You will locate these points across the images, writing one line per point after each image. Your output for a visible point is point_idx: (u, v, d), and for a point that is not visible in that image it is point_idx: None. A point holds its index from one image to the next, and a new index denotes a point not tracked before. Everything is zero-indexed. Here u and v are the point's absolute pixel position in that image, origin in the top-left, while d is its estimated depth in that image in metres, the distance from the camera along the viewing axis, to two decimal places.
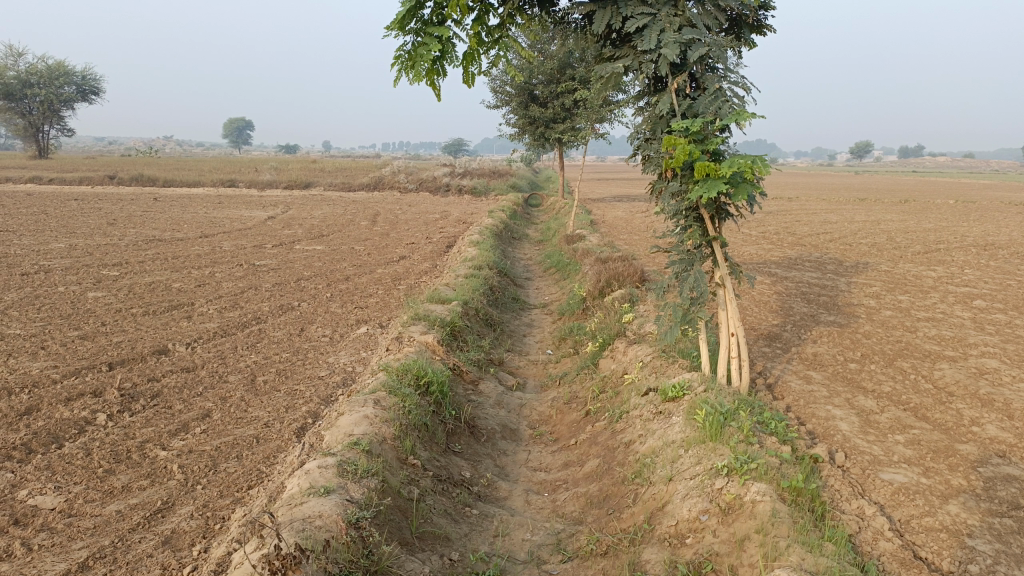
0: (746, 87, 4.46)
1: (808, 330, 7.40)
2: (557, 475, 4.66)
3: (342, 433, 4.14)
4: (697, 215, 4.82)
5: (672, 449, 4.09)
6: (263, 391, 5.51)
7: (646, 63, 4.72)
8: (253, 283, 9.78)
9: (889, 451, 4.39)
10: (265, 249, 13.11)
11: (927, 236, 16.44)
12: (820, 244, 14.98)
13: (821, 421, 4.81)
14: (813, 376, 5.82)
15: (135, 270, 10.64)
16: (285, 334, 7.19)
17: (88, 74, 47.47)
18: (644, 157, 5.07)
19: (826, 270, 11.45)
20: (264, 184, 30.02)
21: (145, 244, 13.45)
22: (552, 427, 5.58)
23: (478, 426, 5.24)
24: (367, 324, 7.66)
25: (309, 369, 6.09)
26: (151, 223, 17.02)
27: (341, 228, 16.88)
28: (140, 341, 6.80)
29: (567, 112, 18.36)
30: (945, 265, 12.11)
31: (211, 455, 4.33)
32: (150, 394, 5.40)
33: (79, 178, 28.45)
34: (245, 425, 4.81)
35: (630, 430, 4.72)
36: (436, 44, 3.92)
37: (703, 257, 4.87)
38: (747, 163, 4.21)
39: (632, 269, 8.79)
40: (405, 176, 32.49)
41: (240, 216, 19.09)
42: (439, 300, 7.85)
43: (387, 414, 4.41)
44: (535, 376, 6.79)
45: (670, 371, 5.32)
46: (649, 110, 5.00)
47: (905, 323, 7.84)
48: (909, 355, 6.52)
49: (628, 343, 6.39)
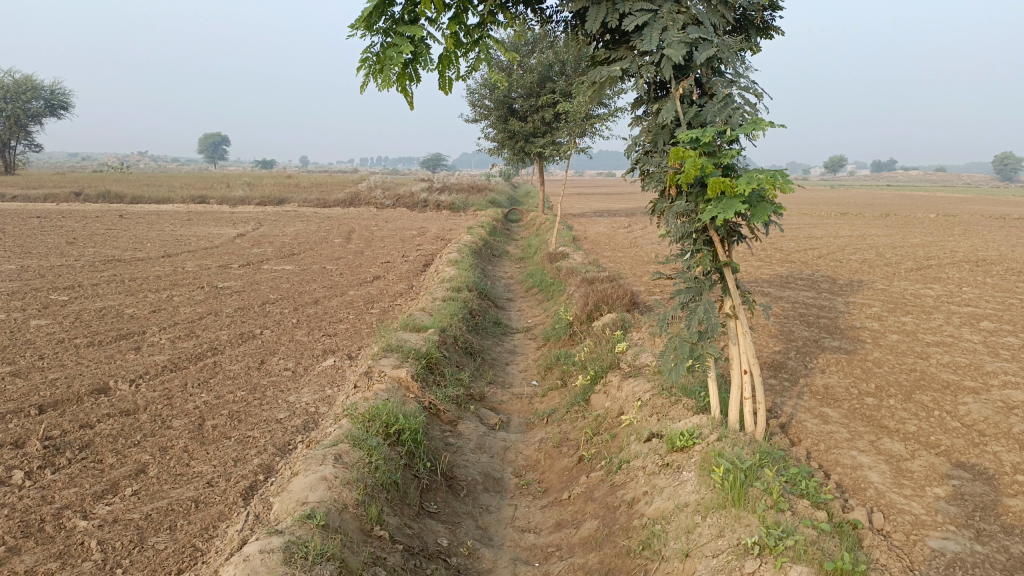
0: (760, 93, 3.89)
1: (814, 357, 6.84)
2: (548, 539, 4.02)
3: (295, 501, 3.47)
4: (706, 237, 4.21)
5: (686, 516, 3.49)
6: (210, 439, 4.83)
7: (646, 66, 4.11)
8: (213, 308, 9.07)
9: (932, 509, 3.79)
10: (230, 270, 12.39)
11: (916, 251, 16.01)
12: (810, 261, 14.48)
13: (847, 472, 4.22)
14: (829, 415, 5.22)
15: (88, 294, 9.90)
16: (243, 368, 6.52)
17: (57, 88, 46.54)
18: (643, 173, 4.47)
19: (821, 289, 10.94)
20: (236, 200, 29.24)
21: (104, 265, 12.69)
22: (541, 474, 4.96)
23: (457, 478, 4.60)
24: (334, 355, 6.98)
25: (266, 411, 5.40)
26: (112, 241, 16.22)
27: (313, 246, 16.20)
28: (77, 378, 6.08)
29: (547, 126, 17.83)
30: (941, 283, 11.65)
31: (139, 527, 3.64)
32: (79, 444, 4.70)
33: (44, 195, 27.42)
34: (184, 485, 4.13)
35: (633, 485, 4.11)
36: (408, 46, 3.23)
37: (713, 284, 4.25)
38: (767, 178, 3.60)
39: (622, 291, 8.21)
40: (383, 192, 31.80)
41: (208, 234, 18.32)
42: (414, 327, 7.19)
43: (350, 473, 3.74)
44: (520, 413, 6.15)
45: (674, 413, 4.70)
46: (648, 120, 4.41)
47: (915, 349, 7.29)
48: (928, 387, 5.96)
49: (623, 376, 5.77)
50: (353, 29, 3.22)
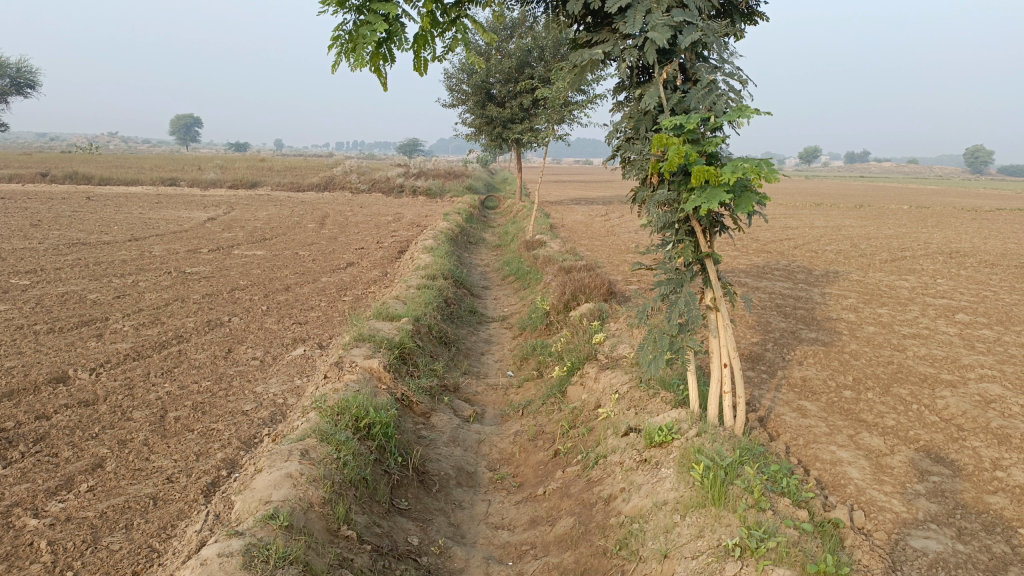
0: (745, 80, 3.76)
1: (792, 349, 6.78)
2: (522, 537, 3.90)
3: (257, 500, 3.32)
4: (689, 227, 4.09)
5: (665, 514, 3.38)
6: (172, 432, 4.65)
7: (629, 49, 3.97)
8: (180, 294, 8.83)
9: (913, 507, 3.73)
10: (200, 254, 12.12)
11: (891, 243, 16.10)
12: (787, 251, 14.49)
13: (827, 467, 4.15)
14: (808, 408, 5.15)
15: (50, 278, 9.60)
16: (209, 357, 6.32)
17: (23, 66, 45.34)
18: (624, 161, 4.34)
19: (798, 280, 10.91)
20: (208, 183, 28.75)
21: (67, 248, 12.33)
22: (515, 468, 4.84)
23: (429, 473, 4.47)
24: (305, 344, 6.80)
25: (232, 402, 5.23)
26: (78, 224, 15.84)
27: (286, 231, 15.94)
28: (34, 366, 5.84)
29: (525, 112, 17.64)
30: (916, 275, 11.69)
31: (94, 525, 3.47)
32: (33, 437, 4.49)
33: (9, 175, 26.72)
34: (143, 481, 3.95)
35: (610, 481, 4.01)
36: (382, 24, 3.02)
37: (694, 276, 4.14)
38: (752, 168, 3.47)
39: (600, 280, 8.09)
40: (358, 177, 31.46)
41: (178, 217, 17.95)
42: (387, 316, 7.03)
43: (316, 470, 3.59)
44: (495, 404, 6.03)
45: (652, 407, 4.60)
46: (630, 106, 4.27)
47: (892, 341, 7.26)
48: (906, 380, 5.92)
49: (600, 368, 5.66)
50: (325, 5, 3.01)
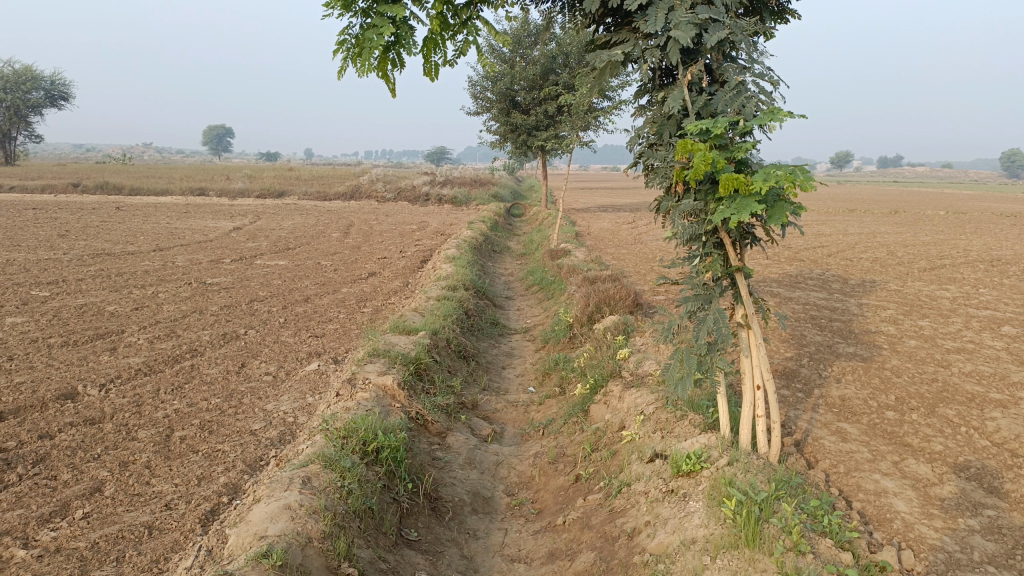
0: (777, 81, 3.48)
1: (829, 365, 6.43)
2: (538, 572, 3.63)
3: (252, 535, 3.11)
4: (717, 239, 3.81)
5: (693, 555, 3.10)
6: (176, 453, 4.46)
7: (651, 50, 3.71)
8: (199, 306, 8.70)
9: (967, 546, 3.40)
10: (222, 265, 12.02)
11: (929, 250, 15.59)
12: (821, 260, 14.05)
13: (871, 499, 3.84)
14: (848, 431, 4.82)
15: (70, 290, 9.53)
16: (221, 372, 6.14)
17: (58, 78, 46.07)
18: (647, 168, 4.07)
19: (833, 290, 10.51)
20: (236, 193, 28.89)
21: (91, 259, 12.31)
22: (535, 494, 4.57)
23: (442, 500, 4.23)
24: (319, 359, 6.61)
25: (240, 421, 5.03)
26: (105, 234, 15.89)
27: (310, 241, 15.84)
28: (43, 382, 5.70)
29: (550, 119, 17.39)
30: (957, 284, 11.22)
31: (84, 556, 3.26)
32: (33, 459, 4.31)
33: (41, 186, 27.06)
34: (141, 507, 3.75)
35: (633, 513, 3.74)
36: (390, 27, 2.71)
37: (723, 291, 3.85)
38: (786, 175, 3.18)
39: (625, 291, 7.80)
40: (384, 185, 31.44)
41: (203, 227, 17.96)
42: (405, 329, 6.81)
43: (317, 501, 3.36)
44: (515, 422, 5.77)
45: (679, 430, 4.31)
46: (653, 110, 4.01)
47: (935, 356, 6.86)
48: (952, 399, 5.55)
49: (625, 386, 5.38)
50: (328, 7, 2.70)
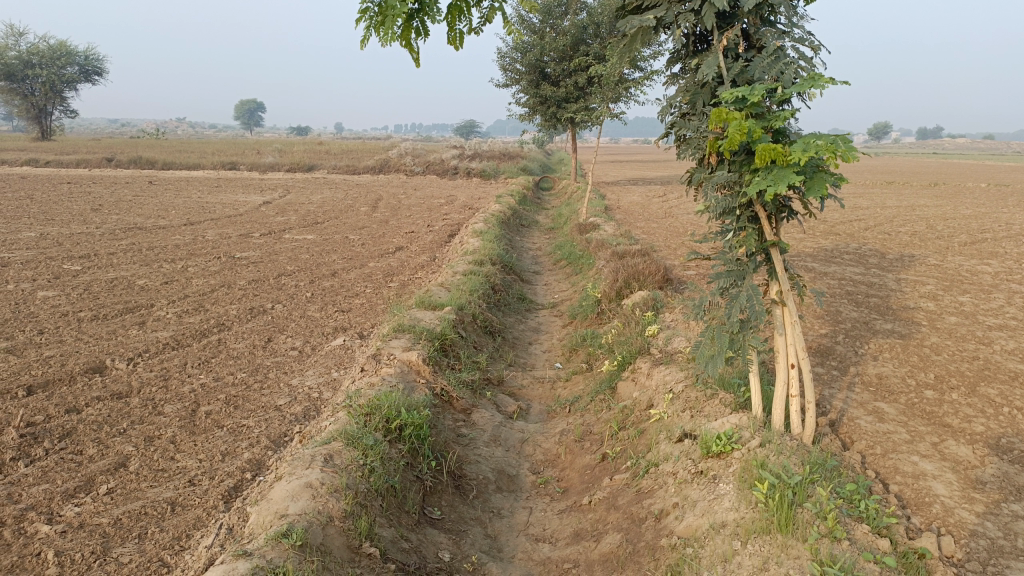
0: (817, 46, 3.31)
1: (865, 342, 6.25)
2: (563, 553, 3.56)
3: (273, 515, 3.07)
4: (752, 213, 3.65)
5: (723, 540, 3.00)
6: (201, 429, 4.45)
7: (685, 14, 3.55)
8: (227, 280, 8.71)
9: (1010, 532, 3.25)
10: (251, 239, 12.06)
11: (971, 223, 15.13)
12: (857, 233, 13.71)
13: (908, 482, 3.70)
14: (885, 411, 4.67)
15: (102, 264, 9.61)
16: (247, 347, 6.14)
17: (92, 53, 46.46)
18: (679, 139, 3.92)
19: (870, 265, 10.24)
20: (266, 167, 29.02)
21: (123, 233, 12.41)
22: (560, 472, 4.50)
23: (466, 478, 4.17)
24: (345, 334, 6.57)
25: (265, 396, 5.01)
26: (137, 208, 16.01)
27: (339, 215, 15.83)
28: (72, 356, 5.73)
29: (580, 91, 17.12)
30: (999, 259, 10.87)
31: (107, 533, 3.25)
32: (60, 433, 4.33)
33: (76, 160, 27.43)
34: (164, 483, 3.74)
35: (661, 494, 3.65)
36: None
37: (758, 267, 3.71)
38: (826, 145, 3.01)
39: (655, 266, 7.65)
40: (413, 158, 31.33)
41: (234, 201, 18.03)
42: (431, 305, 6.74)
43: (339, 479, 3.31)
44: (541, 399, 5.69)
45: (709, 409, 4.19)
46: (686, 78, 3.85)
47: (977, 333, 6.63)
48: (995, 378, 5.35)
49: (653, 363, 5.26)
50: None
